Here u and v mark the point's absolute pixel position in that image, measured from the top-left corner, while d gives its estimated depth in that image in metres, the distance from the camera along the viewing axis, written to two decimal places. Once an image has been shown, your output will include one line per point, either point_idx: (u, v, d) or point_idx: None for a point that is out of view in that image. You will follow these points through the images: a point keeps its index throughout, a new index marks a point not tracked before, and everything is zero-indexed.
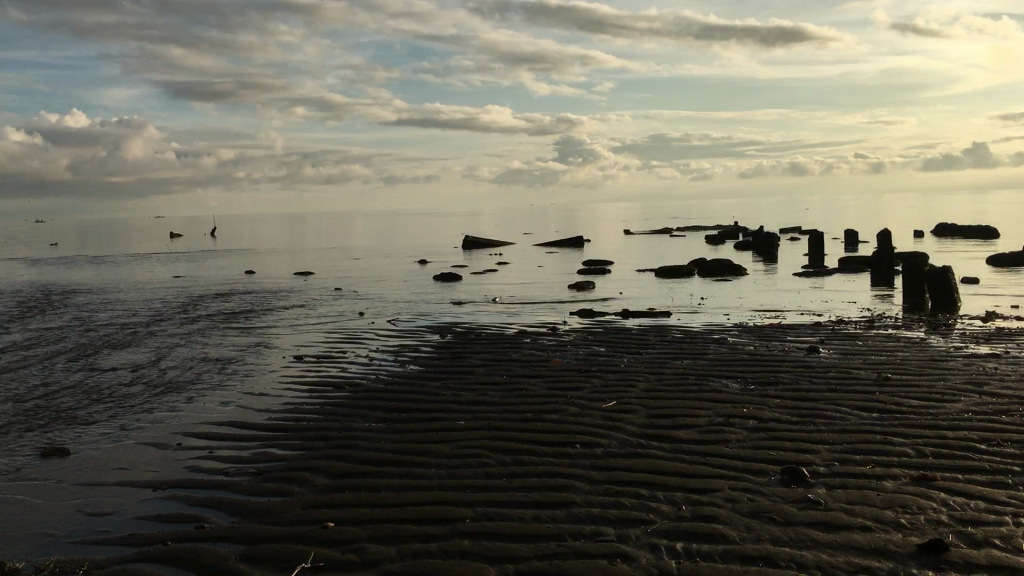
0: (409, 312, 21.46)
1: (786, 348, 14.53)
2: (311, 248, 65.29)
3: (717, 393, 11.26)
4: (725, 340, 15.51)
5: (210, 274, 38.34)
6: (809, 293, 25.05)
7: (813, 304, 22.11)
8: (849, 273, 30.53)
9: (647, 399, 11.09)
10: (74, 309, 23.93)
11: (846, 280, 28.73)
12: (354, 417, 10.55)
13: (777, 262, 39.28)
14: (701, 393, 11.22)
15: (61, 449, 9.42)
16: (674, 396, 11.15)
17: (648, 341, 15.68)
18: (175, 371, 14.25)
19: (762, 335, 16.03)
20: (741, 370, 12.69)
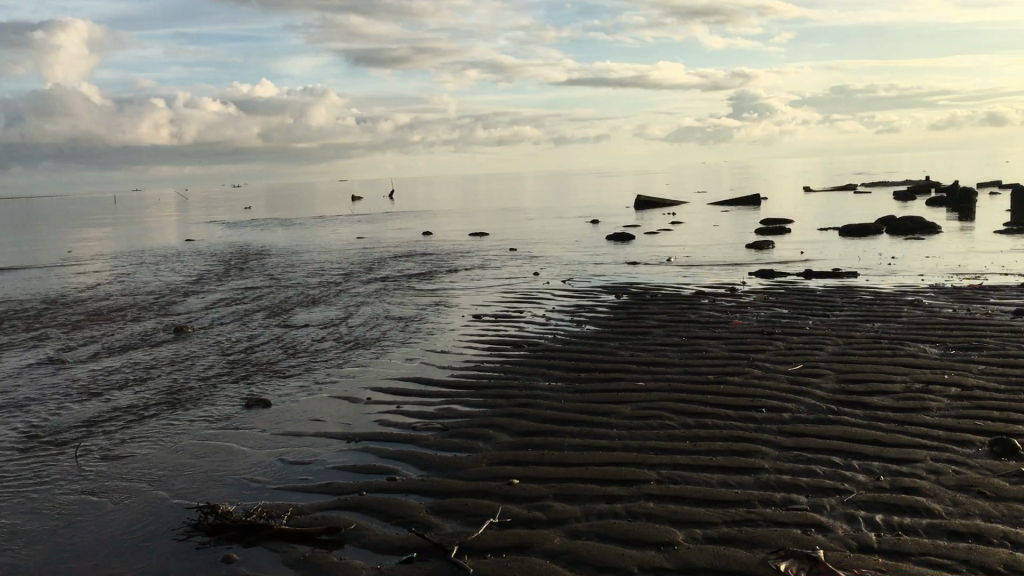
0: (584, 272, 21.45)
1: (989, 311, 13.55)
2: (485, 209, 66.39)
3: (913, 358, 10.63)
4: (919, 302, 14.62)
5: (389, 235, 39.68)
6: (1012, 253, 23.26)
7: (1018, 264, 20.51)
8: None
9: (835, 363, 10.61)
10: (268, 268, 25.35)
11: None
12: (534, 376, 10.65)
13: (974, 219, 36.67)
14: (896, 358, 10.62)
15: (262, 400, 10.00)
16: (865, 361, 10.61)
17: (835, 302, 15.00)
18: (362, 328, 14.84)
19: (961, 297, 15.01)
20: (939, 334, 11.93)
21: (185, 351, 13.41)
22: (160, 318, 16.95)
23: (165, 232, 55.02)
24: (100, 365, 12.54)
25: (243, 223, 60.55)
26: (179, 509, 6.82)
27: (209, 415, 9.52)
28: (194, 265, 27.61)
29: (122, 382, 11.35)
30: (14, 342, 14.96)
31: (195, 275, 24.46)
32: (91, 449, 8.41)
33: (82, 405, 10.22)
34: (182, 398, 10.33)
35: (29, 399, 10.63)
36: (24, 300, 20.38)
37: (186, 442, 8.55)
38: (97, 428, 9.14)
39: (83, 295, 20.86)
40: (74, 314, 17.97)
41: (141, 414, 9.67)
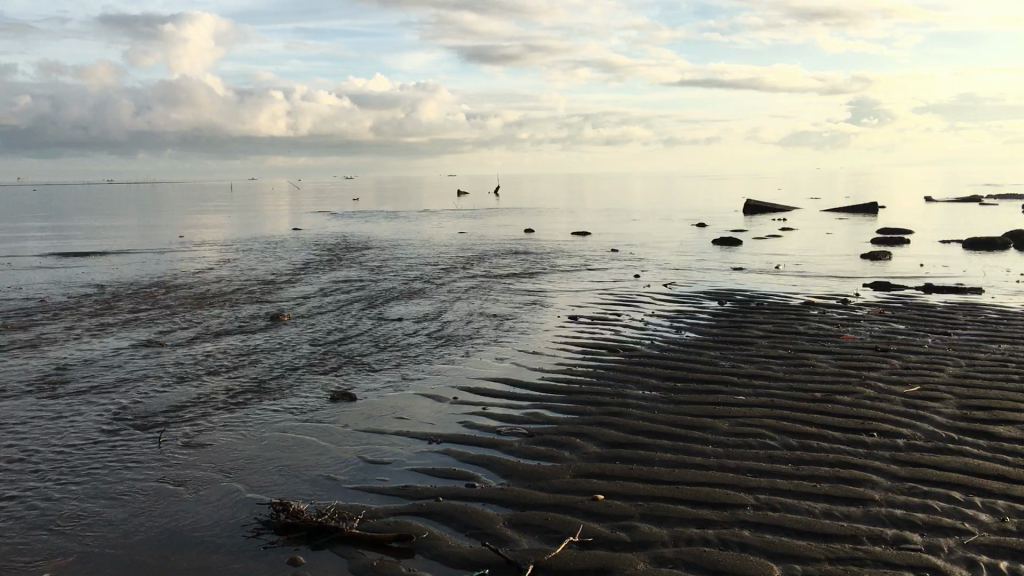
0: (687, 277, 20.78)
1: None
2: (589, 209, 65.85)
3: None
4: None
5: (492, 231, 39.62)
6: None
7: None
8: None
9: (957, 386, 9.80)
10: (369, 260, 25.50)
11: None
12: (627, 384, 10.18)
13: None
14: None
15: (348, 393, 9.84)
16: (990, 385, 9.77)
17: (957, 320, 14.02)
18: (455, 325, 14.62)
19: None
20: None
21: (279, 339, 13.43)
22: (259, 305, 17.12)
23: (276, 221, 56.41)
24: (195, 350, 12.64)
25: (351, 215, 61.61)
26: (252, 504, 6.64)
27: (293, 407, 9.40)
28: (297, 253, 28.03)
29: (214, 368, 11.39)
30: (118, 322, 15.31)
31: (298, 264, 24.78)
32: (174, 435, 8.36)
33: (172, 389, 10.26)
34: (269, 387, 10.26)
35: (123, 380, 10.75)
36: (134, 281, 20.95)
37: (268, 434, 8.43)
38: (183, 414, 9.12)
39: (189, 278, 21.34)
40: (178, 297, 18.33)
41: (227, 402, 9.62)
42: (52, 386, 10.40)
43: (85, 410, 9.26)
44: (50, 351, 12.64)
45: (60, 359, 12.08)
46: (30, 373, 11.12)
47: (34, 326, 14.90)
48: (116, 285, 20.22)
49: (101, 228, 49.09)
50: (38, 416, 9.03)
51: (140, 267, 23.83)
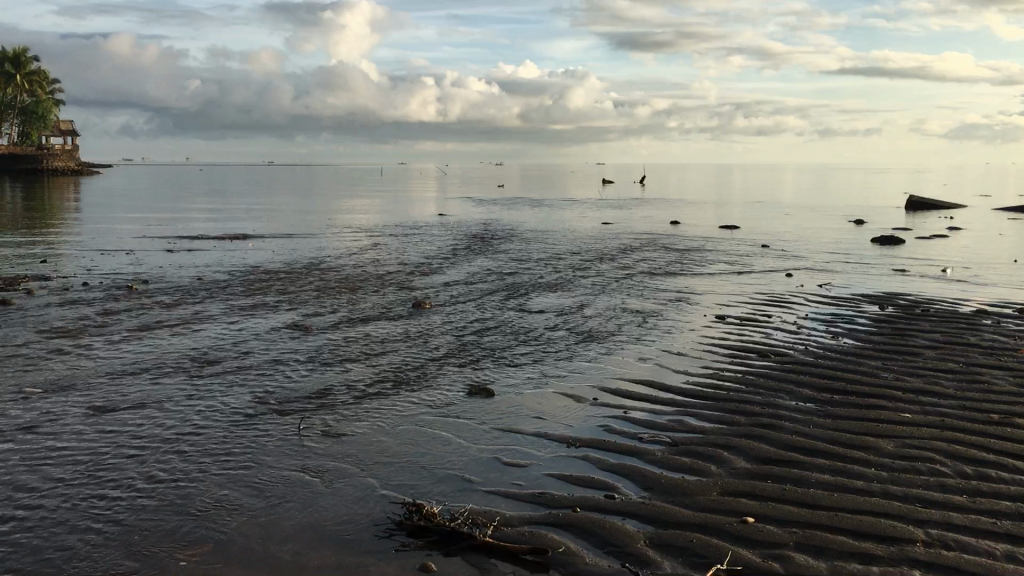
0: (844, 277, 19.71)
1: None
2: (740, 201, 64.11)
3: None
4: None
5: (637, 222, 38.95)
6: None
7: None
8: None
9: None
10: (512, 249, 25.48)
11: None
12: (778, 394, 9.56)
13: None
14: None
15: (487, 388, 9.68)
16: None
17: None
18: (597, 319, 14.28)
19: None
20: None
21: (421, 327, 13.47)
22: (403, 290, 17.30)
23: (425, 205, 57.56)
24: (339, 335, 12.83)
25: (498, 201, 62.21)
26: (385, 502, 6.54)
27: (431, 401, 9.32)
28: (444, 240, 28.35)
29: (355, 355, 11.47)
30: (269, 303, 15.78)
31: (444, 250, 25.02)
32: (313, 423, 8.42)
33: (315, 374, 10.40)
34: (408, 378, 10.25)
35: (269, 362, 10.99)
36: (285, 263, 21.58)
37: (405, 426, 8.36)
38: (324, 401, 9.20)
39: (339, 262, 21.88)
40: (327, 280, 18.76)
41: (366, 391, 9.65)
42: (203, 365, 10.74)
43: (232, 394, 9.45)
44: (205, 329, 13.11)
45: (213, 338, 12.49)
46: (186, 351, 11.53)
47: (192, 304, 15.54)
48: (270, 266, 20.92)
49: (261, 209, 51.38)
50: (188, 396, 9.30)
51: (293, 249, 24.63)
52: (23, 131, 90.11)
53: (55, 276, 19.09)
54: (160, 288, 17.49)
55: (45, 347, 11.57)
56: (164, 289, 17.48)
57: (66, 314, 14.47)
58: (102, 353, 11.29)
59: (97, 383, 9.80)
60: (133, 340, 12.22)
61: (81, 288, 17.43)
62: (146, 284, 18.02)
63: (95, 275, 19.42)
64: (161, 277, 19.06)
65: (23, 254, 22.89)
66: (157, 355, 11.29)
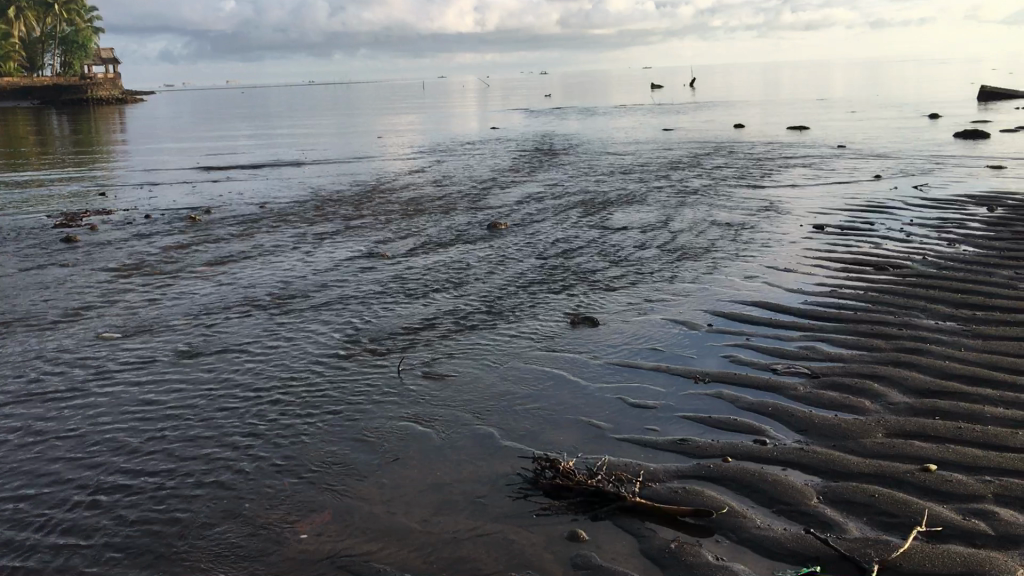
0: (938, 177, 18.50)
1: None
2: (799, 100, 61.85)
3: None
4: None
5: (698, 127, 37.51)
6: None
7: None
8: None
9: None
10: (577, 161, 24.54)
11: None
12: (912, 313, 8.69)
13: None
14: None
15: (591, 319, 9.00)
16: None
17: None
18: (687, 235, 13.43)
19: None
20: None
21: (502, 251, 12.78)
22: (475, 211, 16.55)
23: (475, 118, 56.56)
24: (419, 263, 12.20)
25: (550, 111, 60.81)
26: (511, 456, 5.91)
27: (534, 334, 8.69)
28: (504, 155, 27.43)
29: (441, 285, 10.83)
30: (338, 230, 15.18)
31: (507, 166, 24.18)
32: (413, 365, 7.84)
33: (404, 308, 9.80)
34: (502, 310, 9.61)
35: (352, 295, 10.40)
36: (347, 187, 20.92)
37: (513, 366, 7.73)
38: (420, 339, 8.61)
39: (402, 183, 21.20)
40: (394, 204, 18.08)
41: (462, 326, 9.04)
42: (284, 301, 10.20)
43: (320, 333, 8.88)
44: (278, 261, 12.56)
45: (287, 270, 11.94)
46: (262, 287, 10.99)
47: (260, 235, 15.01)
48: (332, 191, 20.30)
49: (311, 130, 50.70)
50: (274, 338, 8.76)
51: (352, 172, 23.99)
52: (69, 62, 90.01)
53: (117, 210, 18.71)
54: (224, 218, 16.99)
55: (117, 288, 11.12)
56: (228, 219, 16.97)
57: (132, 250, 14.03)
58: (175, 292, 10.79)
59: (176, 325, 9.29)
60: (205, 276, 11.70)
61: (144, 222, 17.01)
62: (209, 214, 17.54)
63: (157, 207, 19.01)
64: (223, 206, 18.57)
65: (83, 188, 22.59)
66: (233, 292, 10.75)
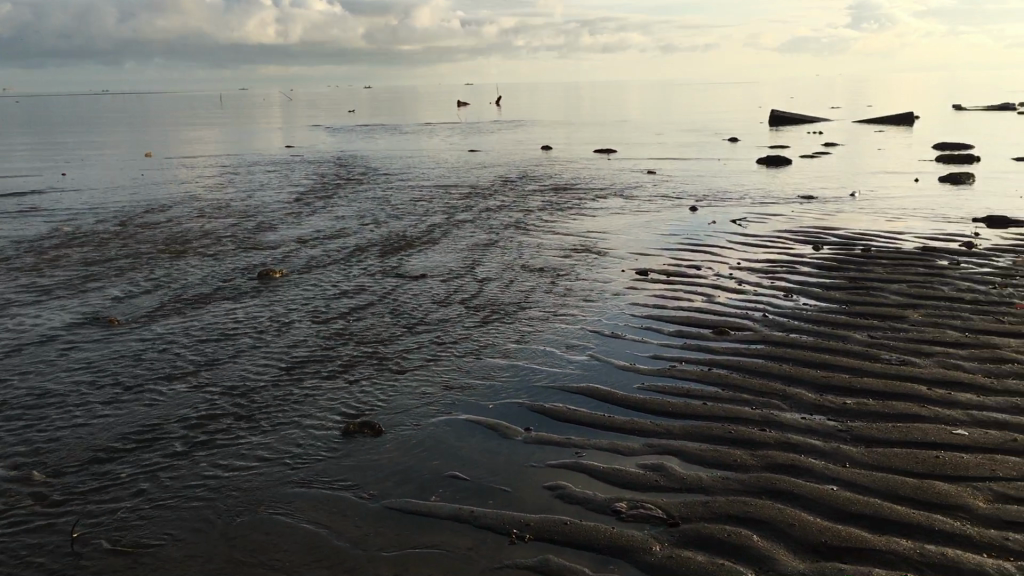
0: (751, 212, 17.67)
1: None
2: (606, 119, 62.47)
3: None
4: None
5: (507, 149, 36.53)
6: None
7: None
8: None
9: None
10: (374, 188, 22.48)
11: None
12: (773, 405, 7.00)
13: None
14: None
15: (372, 424, 6.78)
16: None
17: None
18: (495, 286, 11.54)
19: None
20: None
21: (268, 311, 10.37)
22: (248, 254, 13.99)
23: (272, 134, 53.67)
24: (161, 329, 9.64)
25: (350, 129, 58.83)
26: None
27: (293, 452, 6.43)
28: (295, 180, 24.99)
29: (182, 366, 8.35)
30: (67, 281, 12.26)
31: (295, 194, 21.73)
32: (102, 525, 5.40)
33: (116, 410, 7.25)
34: (254, 411, 7.21)
35: (50, 391, 7.70)
36: (101, 222, 17.85)
37: (250, 521, 5.45)
38: (127, 470, 6.15)
39: (171, 216, 18.36)
40: (153, 242, 15.30)
41: (191, 444, 6.58)
42: None
43: None
44: None
45: None
46: None
47: None
48: (81, 228, 17.22)
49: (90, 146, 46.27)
50: None
51: (116, 203, 20.89)
52: None
53: None
54: None
55: None
56: None
57: None
58: None
59: None
60: None
61: None
62: None
63: None
64: None
65: None
66: None
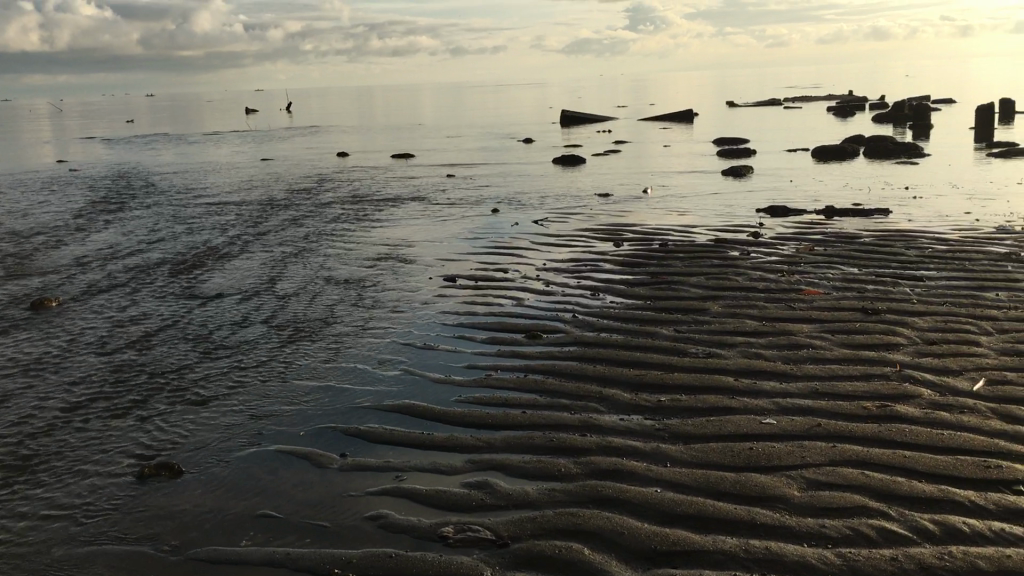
0: (552, 211, 17.93)
1: None
2: (402, 123, 62.06)
3: None
4: (1005, 252, 11.31)
5: (303, 157, 35.49)
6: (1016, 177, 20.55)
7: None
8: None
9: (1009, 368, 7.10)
10: (160, 203, 21.15)
11: None
12: (590, 408, 6.98)
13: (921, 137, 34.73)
14: None
15: (169, 466, 6.19)
16: None
17: (900, 255, 11.67)
18: (299, 301, 11.02)
19: None
20: None
21: (45, 345, 9.39)
22: (19, 281, 12.71)
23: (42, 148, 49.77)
24: None
25: (129, 140, 55.47)
26: None
27: (79, 505, 5.75)
28: (70, 197, 23.15)
29: None
30: None
31: (71, 212, 20.08)
32: None
33: None
34: (30, 462, 6.42)
35: None
36: None
37: None
38: None
39: None
40: None
41: None
42: None
43: None
44: None
45: None
46: None
47: None
48: None
49: None
50: None
51: None
52: None
53: None
54: None
55: None
56: None
57: None
58: None
59: None
60: None
61: None
62: None
63: None
64: None
65: None
66: None
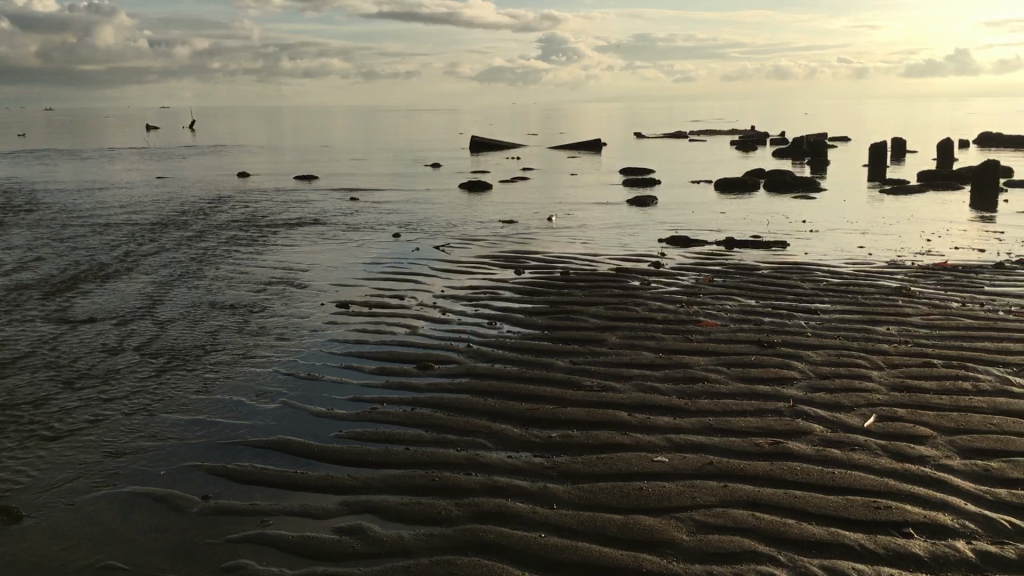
0: (454, 237, 17.63)
1: (995, 301, 10.47)
2: (309, 144, 61.07)
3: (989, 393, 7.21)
4: (897, 286, 11.46)
5: (203, 176, 34.44)
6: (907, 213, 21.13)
7: (930, 228, 18.19)
8: (927, 186, 26.77)
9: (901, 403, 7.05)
10: (42, 221, 20.10)
11: (928, 197, 24.95)
12: (477, 445, 6.64)
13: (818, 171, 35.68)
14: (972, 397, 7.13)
15: (8, 512, 5.61)
16: (932, 399, 7.11)
17: (796, 288, 11.72)
18: (179, 327, 10.41)
19: (940, 277, 12.04)
20: (983, 343, 8.63)
21: None
22: None
23: None
24: None
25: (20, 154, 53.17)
26: None
27: None
28: None
29: None
30: None
31: None
32: None
33: None
34: None
35: None
36: None
37: None
38: None
39: None
40: None
41: None
42: None
43: None
44: None
45: None
46: None
47: None
48: None
49: None
50: None
51: None
52: None
53: None
54: None
55: None
56: None
57: None
58: None
59: None
60: None
61: None
62: None
63: None
64: None
65: None
66: None
